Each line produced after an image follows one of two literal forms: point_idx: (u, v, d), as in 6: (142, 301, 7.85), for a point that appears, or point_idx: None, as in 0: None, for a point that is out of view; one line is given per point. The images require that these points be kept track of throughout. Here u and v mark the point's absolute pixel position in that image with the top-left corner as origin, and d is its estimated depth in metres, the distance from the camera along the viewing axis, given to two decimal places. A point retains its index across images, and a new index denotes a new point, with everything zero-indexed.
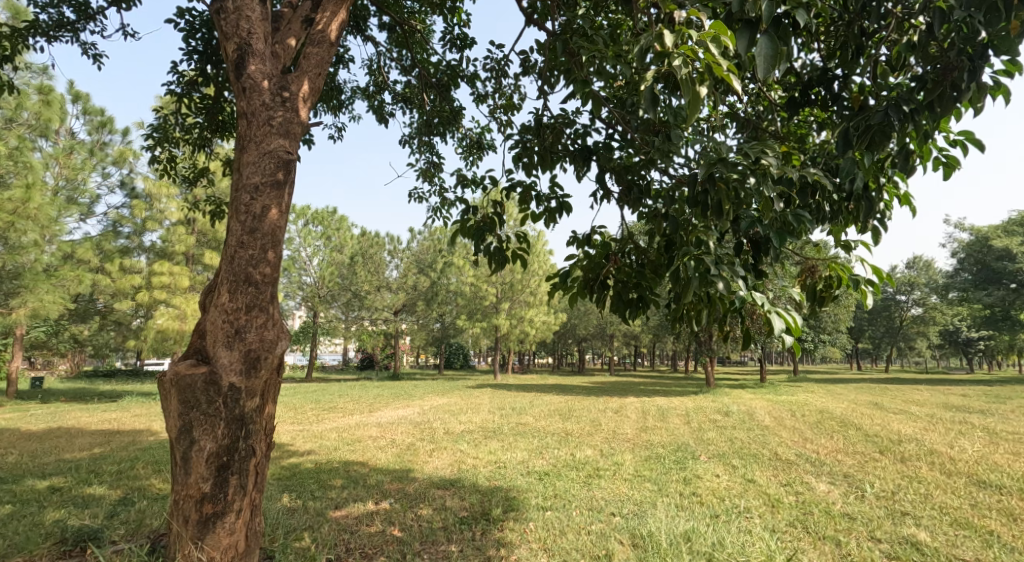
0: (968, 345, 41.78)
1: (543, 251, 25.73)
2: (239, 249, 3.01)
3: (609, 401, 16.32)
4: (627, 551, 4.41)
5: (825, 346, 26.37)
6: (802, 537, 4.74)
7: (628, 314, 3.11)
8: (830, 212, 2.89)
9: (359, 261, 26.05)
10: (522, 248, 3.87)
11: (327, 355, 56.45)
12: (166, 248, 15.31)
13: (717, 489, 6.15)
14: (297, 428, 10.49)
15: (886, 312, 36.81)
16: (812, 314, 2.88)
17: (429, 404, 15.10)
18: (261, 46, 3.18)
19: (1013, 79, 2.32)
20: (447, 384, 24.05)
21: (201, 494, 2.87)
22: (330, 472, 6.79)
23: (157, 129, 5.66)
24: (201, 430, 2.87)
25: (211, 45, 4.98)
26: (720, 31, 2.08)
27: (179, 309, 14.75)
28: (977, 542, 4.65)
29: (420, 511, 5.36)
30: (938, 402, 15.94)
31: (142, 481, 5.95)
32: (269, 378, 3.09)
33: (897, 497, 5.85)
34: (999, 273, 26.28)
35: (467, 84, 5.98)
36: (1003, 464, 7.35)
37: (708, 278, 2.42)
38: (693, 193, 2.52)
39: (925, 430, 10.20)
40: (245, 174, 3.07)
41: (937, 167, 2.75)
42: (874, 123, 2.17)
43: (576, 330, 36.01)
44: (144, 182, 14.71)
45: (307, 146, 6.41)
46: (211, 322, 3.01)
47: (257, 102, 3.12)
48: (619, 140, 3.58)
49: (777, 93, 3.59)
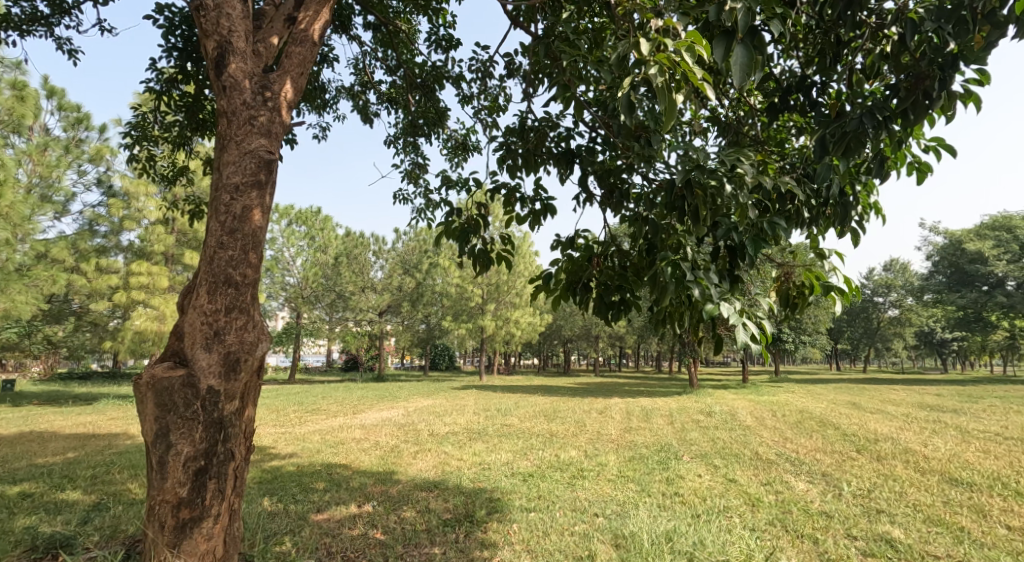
0: (942, 345, 42.71)
1: (529, 252, 25.82)
2: (218, 249, 2.97)
3: (594, 402, 16.39)
4: (609, 551, 4.44)
5: (806, 346, 26.78)
6: (782, 536, 4.80)
7: (610, 316, 3.14)
8: (809, 217, 2.94)
9: (343, 261, 25.84)
10: (507, 250, 3.86)
11: (311, 356, 55.94)
12: (144, 248, 15.07)
13: (699, 489, 6.22)
14: (279, 430, 10.41)
15: (864, 313, 37.49)
16: (786, 319, 2.95)
17: (415, 405, 15.06)
18: (243, 44, 3.15)
19: (984, 88, 2.38)
20: (432, 386, 23.99)
21: (178, 499, 2.83)
22: (312, 474, 6.74)
23: (135, 126, 5.57)
24: (178, 434, 2.83)
25: (191, 42, 4.91)
26: (696, 40, 2.13)
27: (159, 309, 14.57)
28: (949, 538, 4.75)
29: (403, 513, 5.34)
30: (914, 401, 16.32)
31: (118, 486, 5.85)
32: (249, 381, 3.06)
33: (873, 495, 5.96)
34: (972, 275, 26.97)
35: (452, 85, 5.99)
36: (975, 461, 7.54)
37: (684, 285, 2.48)
38: (671, 198, 2.54)
39: (900, 430, 10.41)
40: (225, 173, 3.03)
41: (910, 172, 2.82)
42: (849, 130, 2.22)
43: (560, 330, 36.17)
44: (122, 180, 14.44)
45: (290, 146, 6.37)
46: (189, 323, 2.96)
47: (238, 101, 3.09)
48: (603, 143, 3.59)
49: (756, 99, 3.63)
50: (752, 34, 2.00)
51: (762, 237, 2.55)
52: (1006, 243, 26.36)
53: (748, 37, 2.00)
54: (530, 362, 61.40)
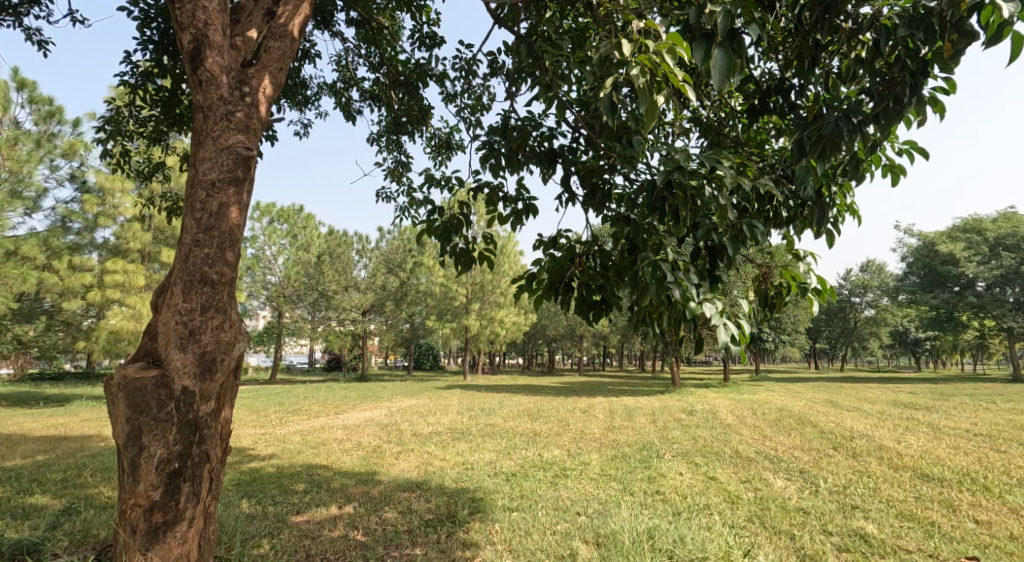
0: (916, 344, 43.64)
1: (513, 251, 25.78)
2: (193, 248, 2.90)
3: (577, 402, 16.26)
4: (590, 551, 4.44)
5: (785, 345, 27.15)
6: (759, 532, 4.87)
7: (592, 316, 3.14)
8: (787, 218, 2.96)
9: (325, 260, 25.62)
10: (489, 249, 3.82)
11: (292, 355, 55.38)
12: (120, 245, 14.73)
13: (679, 487, 6.26)
14: (260, 432, 10.27)
15: (841, 313, 38.06)
16: (764, 319, 2.97)
17: (398, 405, 14.96)
18: (219, 38, 3.08)
19: (950, 96, 2.41)
20: (416, 385, 23.81)
21: (150, 503, 2.76)
22: (292, 476, 6.64)
23: (109, 121, 5.43)
24: (150, 436, 2.76)
25: (168, 35, 4.82)
26: (676, 42, 2.13)
27: (134, 309, 14.34)
28: (921, 533, 4.84)
29: (385, 514, 5.30)
30: (888, 399, 16.63)
31: (89, 489, 5.72)
32: (225, 382, 3.01)
33: (849, 491, 6.07)
34: (944, 276, 27.48)
35: (436, 83, 5.95)
36: (945, 457, 7.71)
37: (663, 285, 2.48)
38: (651, 199, 2.56)
39: (874, 427, 10.61)
40: (201, 169, 2.97)
41: (884, 174, 2.84)
42: (825, 134, 2.23)
43: (544, 330, 36.28)
44: (96, 176, 14.13)
45: (271, 142, 6.29)
46: (163, 323, 2.90)
47: (215, 96, 3.03)
48: (585, 143, 3.58)
49: (737, 102, 3.63)
50: (733, 37, 2.01)
51: (741, 239, 2.57)
52: (976, 245, 26.99)
53: (727, 40, 2.01)
54: (514, 361, 61.51)
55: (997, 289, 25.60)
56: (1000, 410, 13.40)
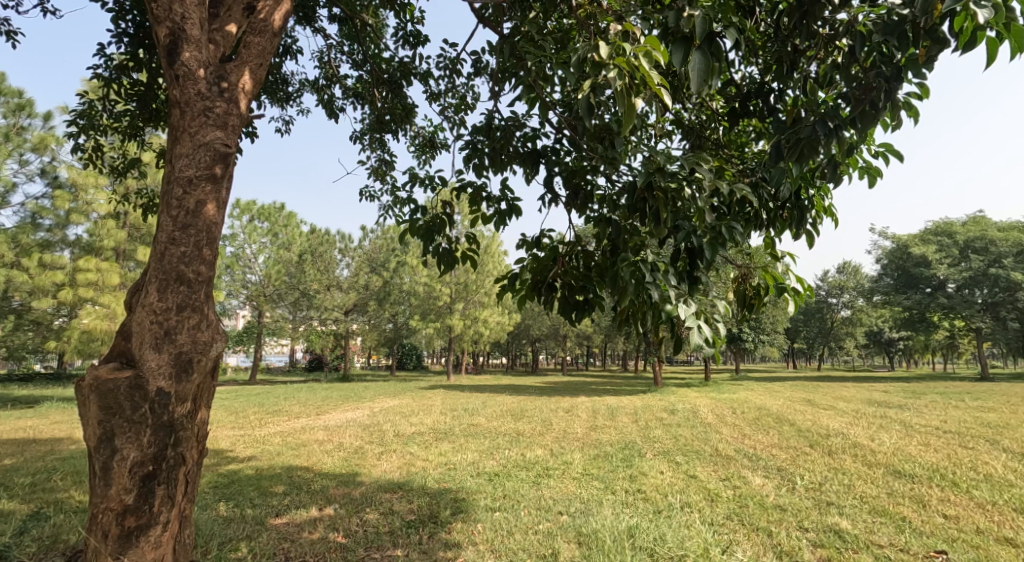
0: (890, 344, 44.54)
1: (497, 251, 25.75)
2: (169, 245, 2.84)
3: (560, 401, 16.26)
4: (572, 550, 4.45)
5: (764, 345, 27.50)
6: (738, 529, 4.91)
7: (574, 316, 3.14)
8: (767, 220, 2.97)
9: (307, 259, 25.34)
10: (472, 250, 3.78)
11: (273, 356, 54.64)
12: (93, 243, 14.39)
13: (660, 485, 6.31)
14: (239, 433, 10.11)
15: (819, 314, 38.72)
16: (743, 320, 3.00)
17: (381, 406, 14.85)
18: (197, 33, 3.01)
19: (923, 101, 2.42)
20: (398, 385, 23.70)
21: (123, 507, 2.69)
22: (272, 478, 6.54)
23: (82, 115, 5.29)
24: (123, 439, 2.69)
25: (143, 28, 4.72)
26: (653, 46, 2.11)
27: (108, 308, 14.07)
28: (892, 528, 4.93)
29: (366, 515, 5.24)
30: (863, 398, 16.92)
31: (59, 494, 5.57)
32: (201, 383, 2.94)
33: (824, 488, 6.16)
34: (917, 278, 28.05)
35: (420, 81, 5.90)
36: (916, 454, 7.88)
37: (645, 285, 2.50)
38: (632, 200, 2.57)
39: (850, 425, 10.80)
40: (177, 166, 2.91)
41: (860, 176, 2.86)
42: (803, 138, 2.26)
43: (527, 331, 36.36)
44: (68, 171, 13.82)
45: (251, 139, 6.19)
46: (137, 323, 2.82)
47: (192, 91, 2.96)
48: (569, 144, 3.56)
49: (717, 104, 3.64)
50: (710, 41, 2.03)
51: (720, 241, 2.58)
52: (947, 247, 27.66)
53: (706, 44, 2.02)
54: (498, 361, 61.51)
55: (966, 290, 26.24)
56: (969, 407, 13.77)
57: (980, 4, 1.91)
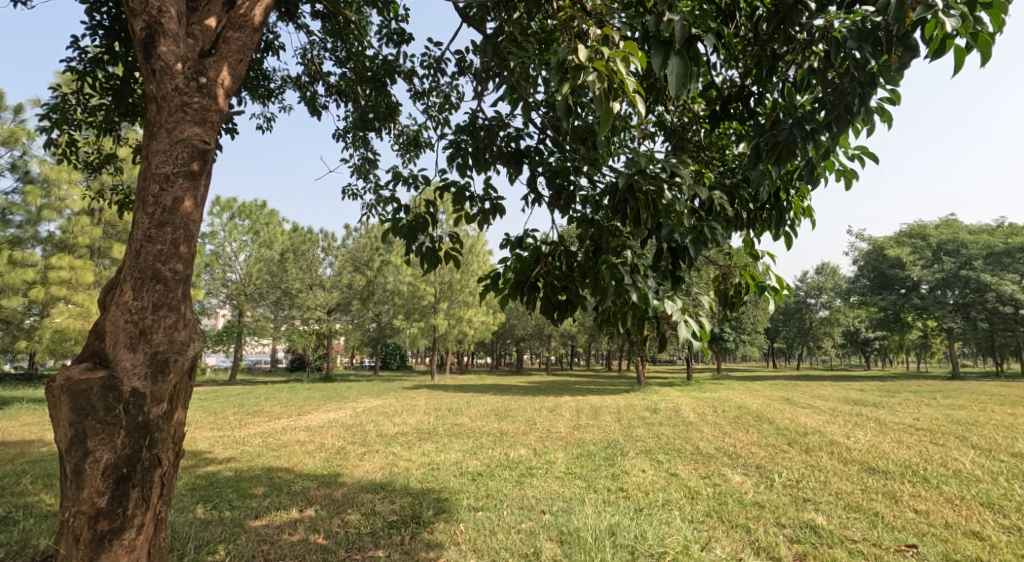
0: (866, 344, 45.45)
1: (481, 251, 25.68)
2: (145, 243, 2.78)
3: (544, 401, 16.18)
4: (554, 548, 4.46)
5: (744, 345, 27.84)
6: (717, 526, 4.96)
7: (557, 316, 3.15)
8: (745, 220, 2.99)
9: (289, 257, 25.04)
10: (455, 249, 3.76)
11: (253, 355, 53.98)
12: (66, 240, 14.12)
13: (642, 483, 6.34)
14: (217, 434, 9.95)
15: (798, 314, 39.33)
16: (724, 318, 3.03)
17: (363, 406, 14.74)
18: (175, 26, 2.96)
19: (895, 106, 2.47)
20: (381, 386, 23.53)
21: (96, 510, 2.63)
22: (251, 479, 6.46)
23: (54, 108, 5.17)
24: (96, 440, 2.63)
25: (119, 20, 4.62)
26: (632, 51, 2.11)
27: (81, 306, 13.75)
28: (865, 523, 5.02)
29: (347, 517, 5.18)
30: (841, 397, 17.22)
31: (29, 498, 5.45)
32: (178, 383, 2.89)
33: (801, 485, 6.26)
34: (892, 279, 28.64)
35: (404, 80, 5.85)
36: (890, 451, 8.04)
37: (624, 287, 2.52)
38: (614, 200, 2.57)
39: (826, 423, 11.00)
40: (154, 162, 2.85)
41: (836, 179, 2.91)
42: (781, 140, 2.29)
43: (512, 330, 36.41)
44: (40, 166, 13.51)
45: (232, 135, 6.09)
46: (111, 322, 2.76)
47: (169, 86, 2.91)
48: (552, 144, 3.55)
49: (700, 106, 3.64)
50: (688, 46, 2.04)
51: (701, 240, 2.60)
52: (921, 250, 28.32)
53: (684, 48, 2.04)
54: (483, 361, 61.39)
55: (939, 292, 26.85)
56: (940, 405, 14.10)
57: (948, 13, 1.96)
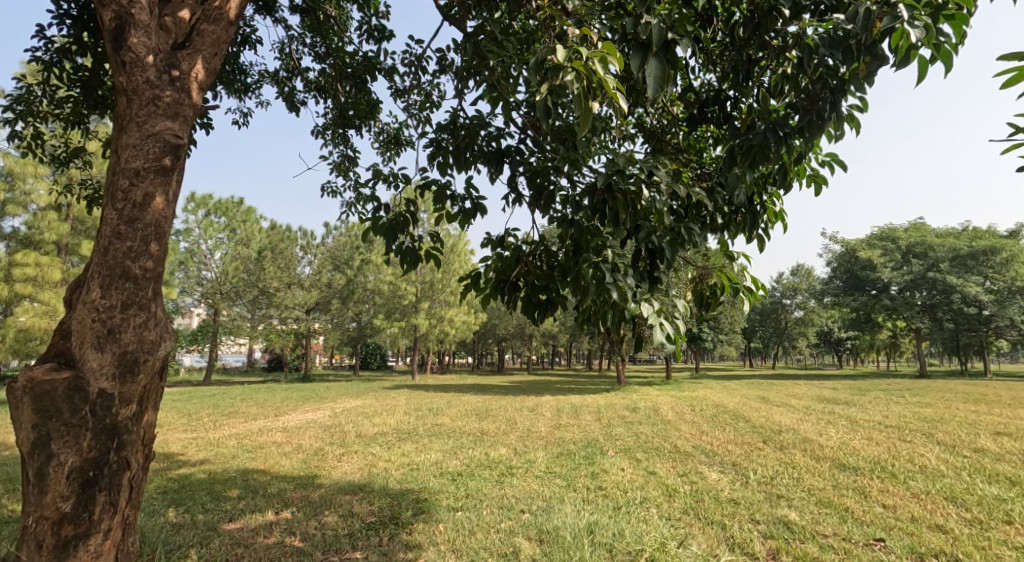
0: (838, 344, 46.47)
1: (463, 250, 25.62)
2: (114, 240, 2.69)
3: (524, 401, 16.05)
4: (533, 547, 4.46)
5: (722, 344, 28.19)
6: (693, 523, 5.00)
7: (537, 316, 3.14)
8: (721, 223, 3.02)
9: (266, 255, 24.70)
10: (435, 248, 3.72)
11: (230, 356, 53.10)
12: (31, 236, 13.72)
13: (620, 481, 6.38)
14: (190, 435, 9.74)
15: (773, 314, 39.98)
16: (700, 318, 3.06)
17: (343, 406, 14.59)
18: (146, 18, 2.87)
19: (864, 114, 2.51)
20: (361, 386, 23.31)
21: (60, 515, 2.55)
22: (226, 481, 6.34)
23: (19, 100, 5.01)
24: (61, 443, 2.54)
25: (87, 10, 4.48)
26: (609, 51, 2.09)
27: (48, 305, 13.37)
28: (836, 518, 5.11)
29: (324, 518, 5.11)
30: (814, 395, 17.50)
31: None
32: (148, 383, 2.81)
33: (775, 482, 6.34)
34: (863, 281, 29.28)
35: (385, 77, 5.79)
36: (861, 448, 8.20)
37: (604, 285, 2.53)
38: (594, 200, 2.56)
39: (800, 420, 11.19)
40: (123, 157, 2.76)
41: (808, 183, 2.95)
42: (754, 144, 2.32)
43: (493, 330, 36.40)
44: (4, 159, 13.10)
45: (206, 129, 5.95)
46: (78, 320, 2.67)
47: (139, 79, 2.82)
48: (532, 143, 3.53)
49: (678, 109, 3.66)
50: (666, 49, 2.04)
51: (678, 242, 2.62)
52: (891, 252, 28.95)
53: (662, 51, 2.04)
54: (464, 360, 61.15)
55: (908, 292, 27.55)
56: (909, 403, 14.48)
57: (913, 23, 1.99)
